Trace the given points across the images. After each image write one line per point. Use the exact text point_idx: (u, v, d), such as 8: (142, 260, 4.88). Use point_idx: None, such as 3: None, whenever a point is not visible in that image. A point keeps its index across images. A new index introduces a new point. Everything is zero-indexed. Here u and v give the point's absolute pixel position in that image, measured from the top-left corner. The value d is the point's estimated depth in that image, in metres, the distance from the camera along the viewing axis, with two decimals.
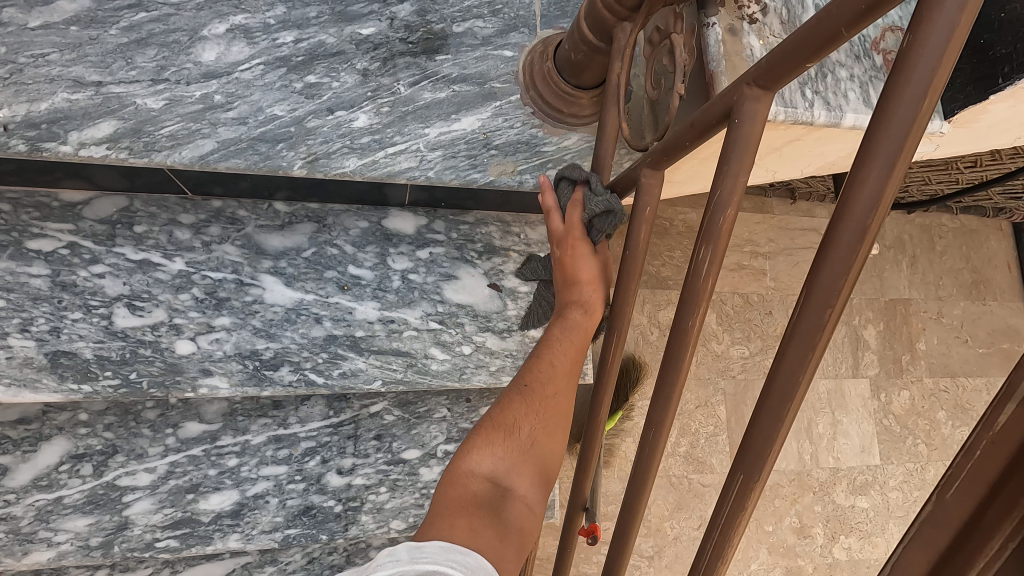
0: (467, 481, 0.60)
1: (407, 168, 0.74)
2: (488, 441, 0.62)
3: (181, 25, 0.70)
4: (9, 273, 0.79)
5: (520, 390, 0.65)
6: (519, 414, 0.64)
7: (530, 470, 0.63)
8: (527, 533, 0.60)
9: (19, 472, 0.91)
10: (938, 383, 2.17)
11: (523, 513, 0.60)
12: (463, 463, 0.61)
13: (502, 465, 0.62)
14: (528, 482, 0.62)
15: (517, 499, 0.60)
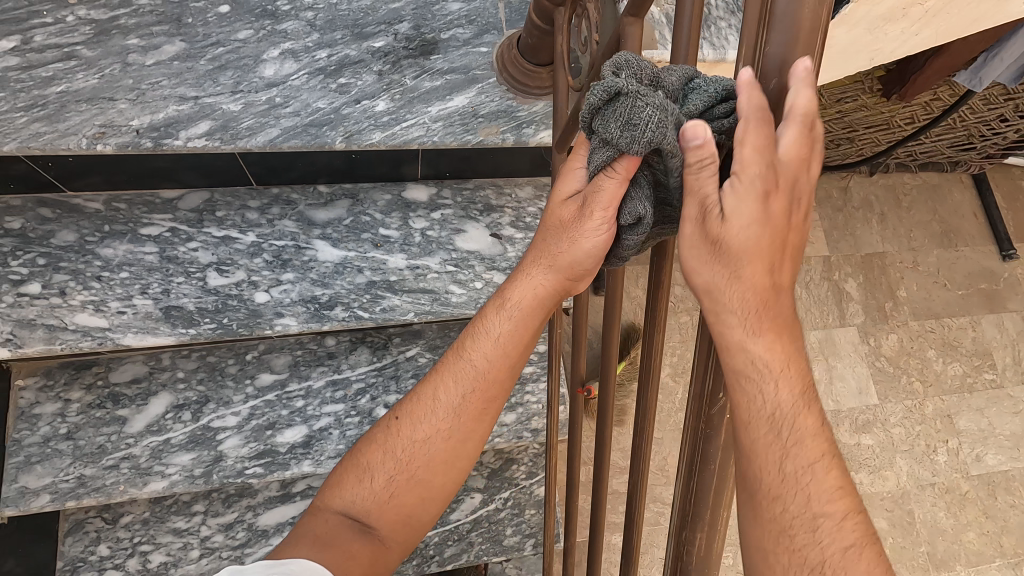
0: (327, 514, 0.81)
1: (418, 136, 1.00)
2: (346, 479, 0.82)
3: (247, 53, 0.98)
4: (130, 252, 1.05)
5: (381, 431, 0.82)
6: (370, 458, 0.81)
7: (379, 511, 0.79)
8: (376, 556, 0.78)
9: (135, 420, 1.15)
10: (924, 325, 2.33)
11: (362, 547, 0.78)
12: (325, 499, 0.82)
13: (353, 503, 0.80)
14: (377, 522, 0.79)
15: (365, 534, 0.79)
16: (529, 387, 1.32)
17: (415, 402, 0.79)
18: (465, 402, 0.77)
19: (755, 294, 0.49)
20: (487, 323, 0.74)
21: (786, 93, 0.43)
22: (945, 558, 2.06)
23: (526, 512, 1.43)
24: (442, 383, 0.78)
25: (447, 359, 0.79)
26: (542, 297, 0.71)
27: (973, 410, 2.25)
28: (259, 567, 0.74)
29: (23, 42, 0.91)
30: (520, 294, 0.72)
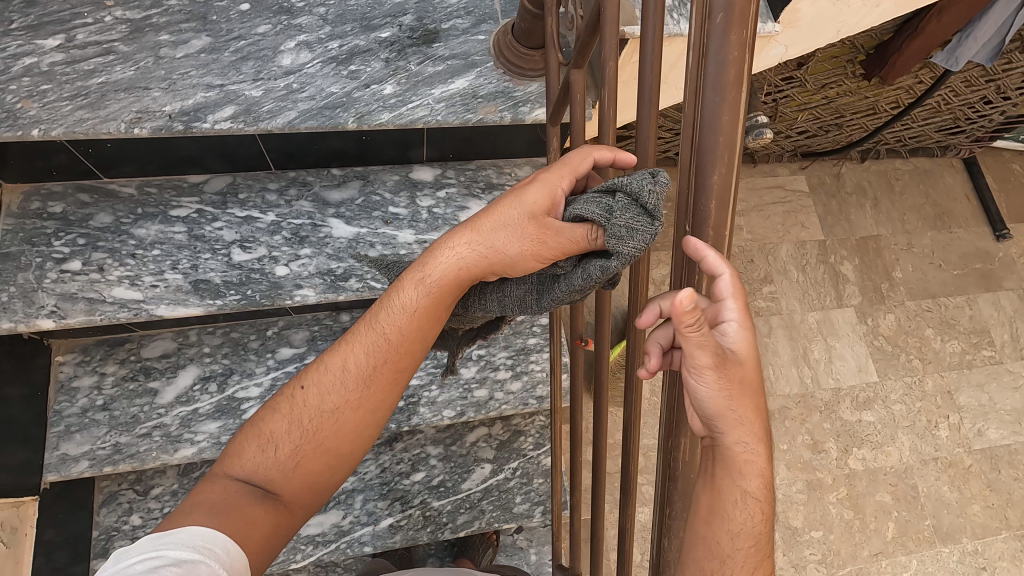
0: (222, 481, 0.76)
1: (423, 116, 1.09)
2: (248, 446, 0.78)
3: (267, 45, 1.08)
4: (161, 231, 1.14)
5: (287, 398, 0.79)
6: (273, 427, 0.78)
7: (282, 479, 0.76)
8: (273, 527, 0.74)
9: (166, 391, 1.23)
10: (921, 305, 2.37)
11: (263, 513, 0.74)
12: (222, 467, 0.77)
13: (251, 470, 0.76)
14: (277, 491, 0.76)
15: (265, 500, 0.75)
16: (533, 357, 1.39)
17: (322, 369, 0.78)
18: (377, 368, 0.76)
19: (718, 205, 0.56)
20: (399, 295, 0.75)
21: (733, 27, 0.51)
22: (951, 531, 2.08)
23: (534, 481, 1.49)
24: (352, 351, 0.77)
25: (358, 328, 0.78)
26: (461, 278, 0.72)
27: (973, 386, 2.29)
28: (148, 540, 0.68)
29: (67, 40, 1.01)
30: (439, 272, 0.72)
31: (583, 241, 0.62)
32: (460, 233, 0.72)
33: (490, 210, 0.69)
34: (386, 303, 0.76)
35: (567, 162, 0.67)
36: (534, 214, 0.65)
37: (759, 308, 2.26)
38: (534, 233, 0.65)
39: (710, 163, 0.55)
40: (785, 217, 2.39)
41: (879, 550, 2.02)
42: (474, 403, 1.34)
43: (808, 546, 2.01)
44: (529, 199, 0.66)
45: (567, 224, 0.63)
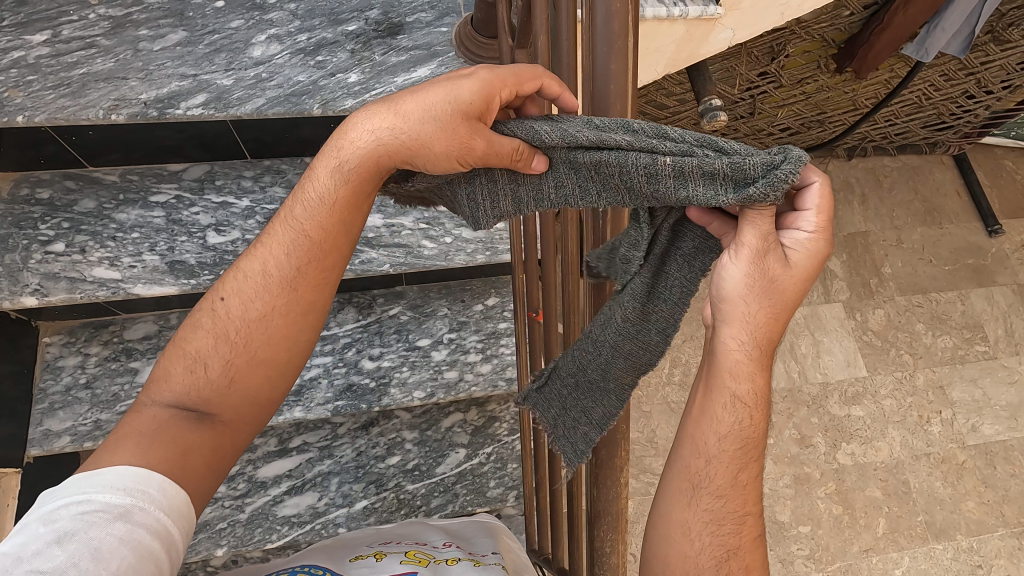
0: (152, 408, 0.80)
1: (386, 102, 1.14)
2: (176, 370, 0.82)
3: (239, 38, 1.15)
4: (141, 216, 1.20)
5: (212, 314, 0.84)
6: (202, 347, 0.82)
7: (216, 391, 0.81)
8: (215, 439, 0.80)
9: (146, 371, 1.28)
10: (911, 300, 2.36)
11: (204, 429, 0.79)
12: (151, 392, 0.82)
13: (180, 390, 0.81)
14: (217, 403, 0.81)
15: (205, 417, 0.80)
16: (503, 340, 1.42)
17: (244, 278, 0.83)
18: (300, 267, 0.82)
19: None
20: (315, 190, 0.79)
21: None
22: (944, 528, 2.05)
23: (508, 466, 1.51)
24: (272, 255, 0.82)
25: (275, 231, 0.83)
26: (373, 158, 0.74)
27: (966, 381, 2.26)
28: (73, 482, 0.71)
29: (54, 36, 1.09)
30: (356, 155, 0.75)
31: (511, 160, 0.65)
32: (384, 119, 0.73)
33: (422, 97, 0.70)
34: (303, 200, 0.80)
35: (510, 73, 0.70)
36: (465, 114, 0.67)
37: None
38: (462, 132, 0.66)
39: (606, 110, 0.64)
40: None
41: (869, 546, 1.99)
42: (444, 384, 1.37)
43: (796, 540, 1.98)
44: (460, 94, 0.68)
45: (500, 136, 0.64)
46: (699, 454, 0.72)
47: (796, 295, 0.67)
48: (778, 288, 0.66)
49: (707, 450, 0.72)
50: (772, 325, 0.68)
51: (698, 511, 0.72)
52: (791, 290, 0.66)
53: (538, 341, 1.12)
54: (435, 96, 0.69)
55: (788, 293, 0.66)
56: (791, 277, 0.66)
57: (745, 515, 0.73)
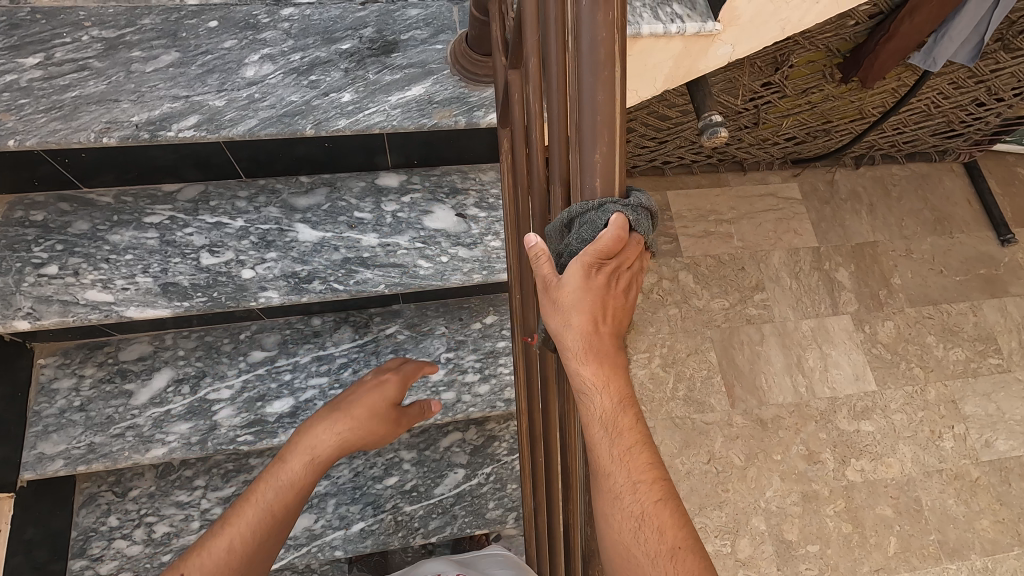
0: None
1: (379, 122, 1.13)
2: None
3: (232, 59, 1.14)
4: (134, 237, 1.19)
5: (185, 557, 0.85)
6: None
7: None
8: None
9: (140, 393, 1.27)
10: (921, 311, 2.31)
11: None
12: None
13: None
14: None
15: None
16: (501, 359, 1.39)
17: (220, 529, 0.87)
18: (275, 522, 0.88)
19: (602, 179, 0.64)
20: (288, 457, 0.93)
21: (600, 12, 0.58)
22: (957, 547, 1.99)
23: (507, 487, 1.49)
24: (255, 512, 0.88)
25: (255, 487, 0.90)
26: (338, 444, 0.95)
27: (979, 395, 2.20)
28: None
29: (47, 58, 1.08)
30: (327, 443, 0.95)
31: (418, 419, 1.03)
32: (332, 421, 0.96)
33: (360, 403, 0.97)
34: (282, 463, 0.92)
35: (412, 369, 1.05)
36: (389, 409, 0.99)
37: (751, 315, 2.23)
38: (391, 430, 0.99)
39: (592, 138, 0.62)
40: (777, 223, 2.37)
41: (880, 565, 1.95)
42: (441, 406, 1.35)
43: (804, 560, 1.94)
44: (387, 393, 1.00)
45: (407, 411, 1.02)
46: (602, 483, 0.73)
47: (606, 295, 0.66)
48: (571, 300, 0.66)
49: (599, 470, 0.73)
50: (595, 330, 0.67)
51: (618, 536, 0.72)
52: (605, 295, 0.66)
53: (532, 365, 1.09)
54: (358, 404, 0.98)
55: (598, 300, 0.66)
56: (570, 291, 0.66)
57: (665, 506, 0.72)
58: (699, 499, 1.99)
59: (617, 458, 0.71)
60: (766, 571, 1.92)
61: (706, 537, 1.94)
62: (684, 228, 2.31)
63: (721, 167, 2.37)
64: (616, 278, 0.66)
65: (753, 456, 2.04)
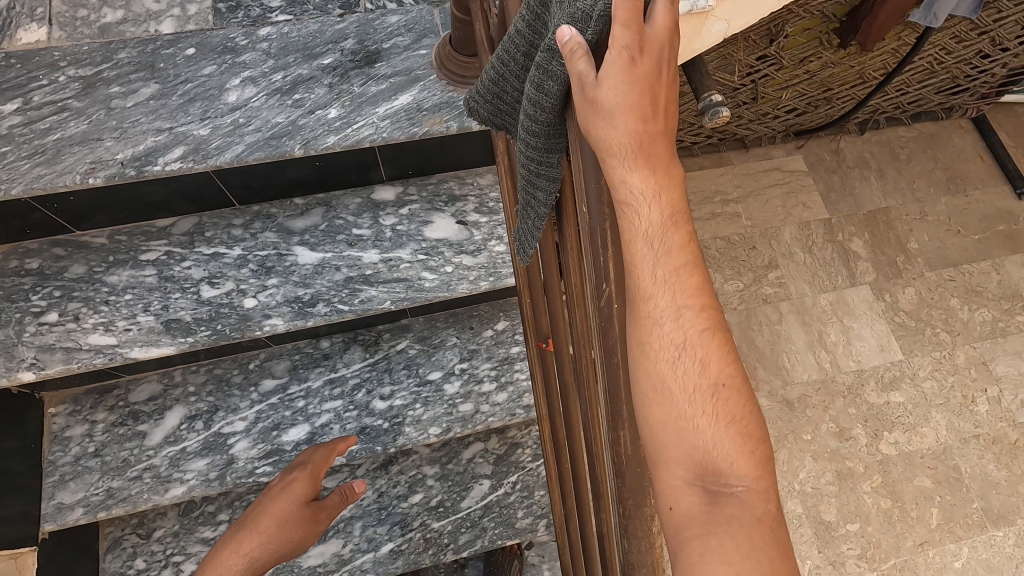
0: None
1: (369, 135, 1.09)
2: None
3: (213, 85, 1.11)
4: (132, 276, 1.16)
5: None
6: None
7: None
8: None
9: (154, 433, 1.24)
10: (942, 274, 2.25)
11: None
12: None
13: None
14: None
15: None
16: (517, 366, 1.36)
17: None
18: None
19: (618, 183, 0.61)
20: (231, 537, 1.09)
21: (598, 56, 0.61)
22: (1003, 513, 1.93)
23: (535, 494, 1.45)
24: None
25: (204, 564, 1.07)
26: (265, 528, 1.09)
27: (1010, 355, 2.14)
28: None
29: (25, 103, 1.06)
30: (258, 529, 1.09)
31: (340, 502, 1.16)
32: (240, 537, 1.10)
33: (264, 513, 1.11)
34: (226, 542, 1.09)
35: (319, 459, 1.15)
36: (305, 500, 1.13)
37: (766, 295, 2.18)
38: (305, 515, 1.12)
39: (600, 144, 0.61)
40: (785, 198, 2.31)
41: (924, 539, 1.89)
42: (460, 418, 1.32)
43: (845, 540, 1.88)
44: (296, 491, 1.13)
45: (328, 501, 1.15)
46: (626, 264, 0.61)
47: (656, 81, 0.58)
48: (612, 98, 0.57)
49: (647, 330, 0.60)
50: (643, 131, 0.58)
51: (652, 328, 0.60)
52: (647, 83, 0.57)
53: (548, 373, 1.08)
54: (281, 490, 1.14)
55: (644, 89, 0.57)
56: (611, 86, 0.56)
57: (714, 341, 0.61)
58: None
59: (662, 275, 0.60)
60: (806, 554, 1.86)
61: None
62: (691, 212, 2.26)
63: (723, 146, 2.32)
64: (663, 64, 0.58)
65: (783, 438, 1.99)
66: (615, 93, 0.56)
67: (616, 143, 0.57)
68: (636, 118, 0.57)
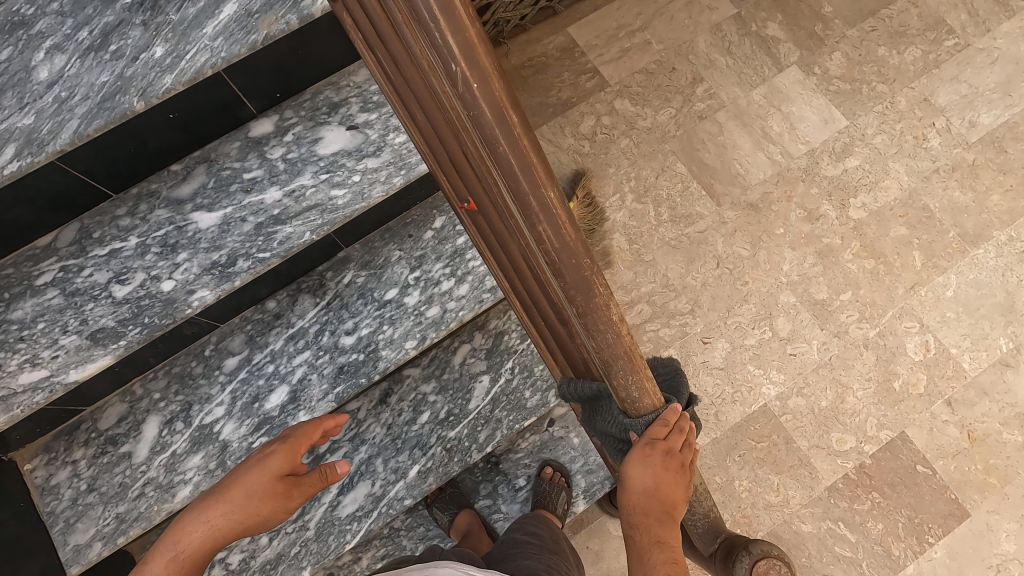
0: None
1: (206, 60, 0.98)
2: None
3: (17, 68, 0.98)
4: (36, 303, 1.07)
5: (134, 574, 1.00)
6: None
7: None
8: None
9: (139, 449, 1.20)
10: (864, 28, 2.17)
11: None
12: None
13: None
14: None
15: None
16: (468, 254, 1.31)
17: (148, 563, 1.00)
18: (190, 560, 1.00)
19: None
20: (203, 509, 1.01)
21: None
22: (979, 232, 1.98)
23: (535, 371, 1.45)
24: (173, 547, 1.00)
25: (167, 539, 1.00)
26: (230, 500, 1.00)
27: (948, 82, 2.12)
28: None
29: None
30: (226, 501, 1.01)
31: (322, 475, 1.05)
32: (206, 507, 1.01)
33: (236, 486, 1.01)
34: (194, 512, 1.02)
35: (303, 435, 1.04)
36: (279, 473, 1.02)
37: (701, 111, 2.11)
38: (278, 489, 1.02)
39: None
40: (689, 8, 2.19)
41: (914, 283, 1.93)
42: (431, 323, 1.28)
43: (843, 310, 1.92)
44: (270, 465, 1.02)
45: (307, 478, 1.04)
46: (636, 536, 1.06)
47: (667, 459, 0.99)
48: (637, 457, 1.00)
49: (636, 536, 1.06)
50: (658, 474, 1.00)
51: (638, 549, 1.05)
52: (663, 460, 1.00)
53: (486, 232, 1.00)
54: (255, 457, 1.04)
55: (654, 459, 0.98)
56: (638, 451, 1.00)
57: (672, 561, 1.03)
58: (724, 304, 1.93)
59: (649, 533, 1.04)
60: (812, 336, 1.90)
61: (746, 333, 1.90)
62: (600, 57, 2.16)
63: None
64: (670, 449, 1.00)
65: (759, 241, 1.98)
66: (636, 481, 1.00)
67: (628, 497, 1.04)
68: (647, 491, 1.02)
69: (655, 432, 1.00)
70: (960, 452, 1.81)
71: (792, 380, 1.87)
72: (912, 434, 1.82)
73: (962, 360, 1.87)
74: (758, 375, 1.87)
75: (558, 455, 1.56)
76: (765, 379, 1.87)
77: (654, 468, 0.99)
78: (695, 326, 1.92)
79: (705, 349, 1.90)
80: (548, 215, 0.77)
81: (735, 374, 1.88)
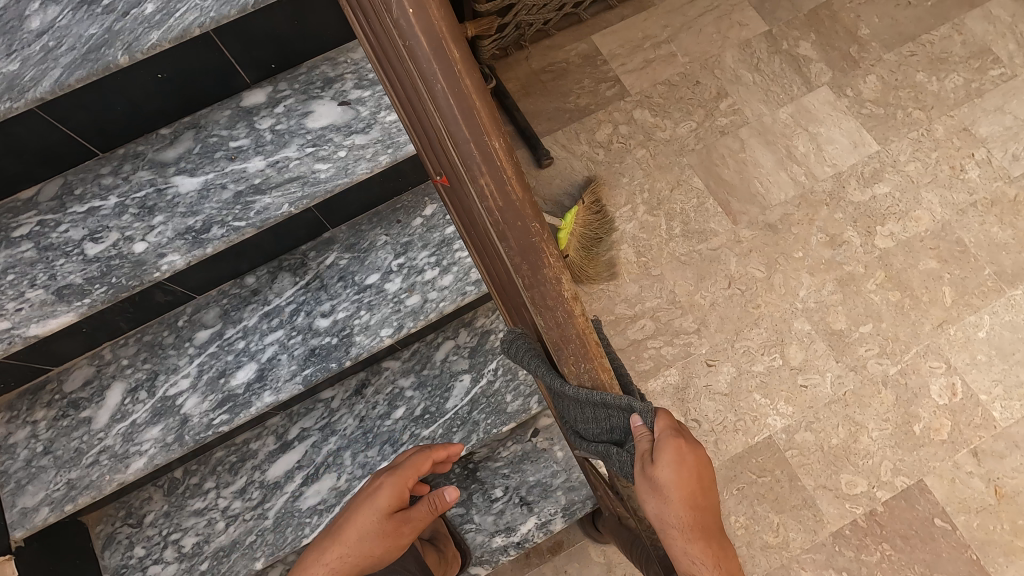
0: None
1: (195, 20, 0.96)
2: None
3: (12, 17, 1.00)
4: (9, 254, 1.06)
5: None
6: None
7: None
8: None
9: (99, 415, 1.16)
10: (902, 52, 2.08)
11: None
12: None
13: None
14: None
15: None
16: (456, 244, 1.26)
17: None
18: None
19: None
20: (320, 549, 1.02)
21: None
22: (1017, 271, 1.84)
23: (519, 374, 1.37)
24: None
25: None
26: (344, 540, 1.00)
27: (992, 112, 2.00)
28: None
29: None
30: (341, 542, 1.00)
31: (432, 506, 1.03)
32: (324, 547, 1.02)
33: (347, 527, 1.00)
34: (313, 553, 1.02)
35: (410, 467, 1.02)
36: (390, 509, 1.01)
37: (723, 126, 2.04)
38: (389, 526, 1.00)
39: None
40: (718, 23, 2.14)
41: (942, 320, 1.80)
42: (409, 313, 1.23)
43: (862, 343, 1.79)
44: (381, 501, 1.01)
45: (417, 511, 1.02)
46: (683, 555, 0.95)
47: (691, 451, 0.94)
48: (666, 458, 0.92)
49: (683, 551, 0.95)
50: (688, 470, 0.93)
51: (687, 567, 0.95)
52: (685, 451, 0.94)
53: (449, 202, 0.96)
54: (365, 495, 1.03)
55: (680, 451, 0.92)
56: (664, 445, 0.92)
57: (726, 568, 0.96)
58: (733, 325, 1.83)
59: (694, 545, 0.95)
60: (826, 368, 1.77)
61: (754, 359, 1.79)
62: (622, 66, 2.11)
63: None
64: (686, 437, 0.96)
65: (775, 263, 1.88)
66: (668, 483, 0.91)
67: (674, 515, 0.93)
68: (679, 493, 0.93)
69: (665, 424, 0.96)
70: (985, 508, 1.65)
71: (801, 413, 1.74)
72: (932, 483, 1.67)
73: (991, 407, 1.72)
74: (764, 405, 1.75)
75: (538, 467, 1.47)
76: (772, 409, 1.75)
77: (684, 461, 0.93)
78: (701, 346, 1.81)
79: (709, 372, 1.79)
80: (489, 160, 0.87)
81: (739, 402, 1.76)
